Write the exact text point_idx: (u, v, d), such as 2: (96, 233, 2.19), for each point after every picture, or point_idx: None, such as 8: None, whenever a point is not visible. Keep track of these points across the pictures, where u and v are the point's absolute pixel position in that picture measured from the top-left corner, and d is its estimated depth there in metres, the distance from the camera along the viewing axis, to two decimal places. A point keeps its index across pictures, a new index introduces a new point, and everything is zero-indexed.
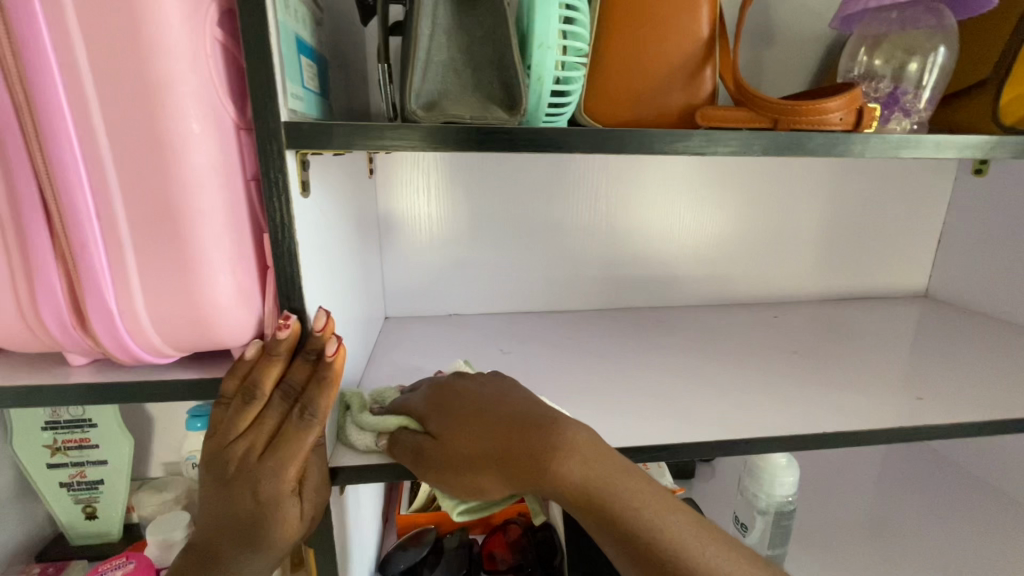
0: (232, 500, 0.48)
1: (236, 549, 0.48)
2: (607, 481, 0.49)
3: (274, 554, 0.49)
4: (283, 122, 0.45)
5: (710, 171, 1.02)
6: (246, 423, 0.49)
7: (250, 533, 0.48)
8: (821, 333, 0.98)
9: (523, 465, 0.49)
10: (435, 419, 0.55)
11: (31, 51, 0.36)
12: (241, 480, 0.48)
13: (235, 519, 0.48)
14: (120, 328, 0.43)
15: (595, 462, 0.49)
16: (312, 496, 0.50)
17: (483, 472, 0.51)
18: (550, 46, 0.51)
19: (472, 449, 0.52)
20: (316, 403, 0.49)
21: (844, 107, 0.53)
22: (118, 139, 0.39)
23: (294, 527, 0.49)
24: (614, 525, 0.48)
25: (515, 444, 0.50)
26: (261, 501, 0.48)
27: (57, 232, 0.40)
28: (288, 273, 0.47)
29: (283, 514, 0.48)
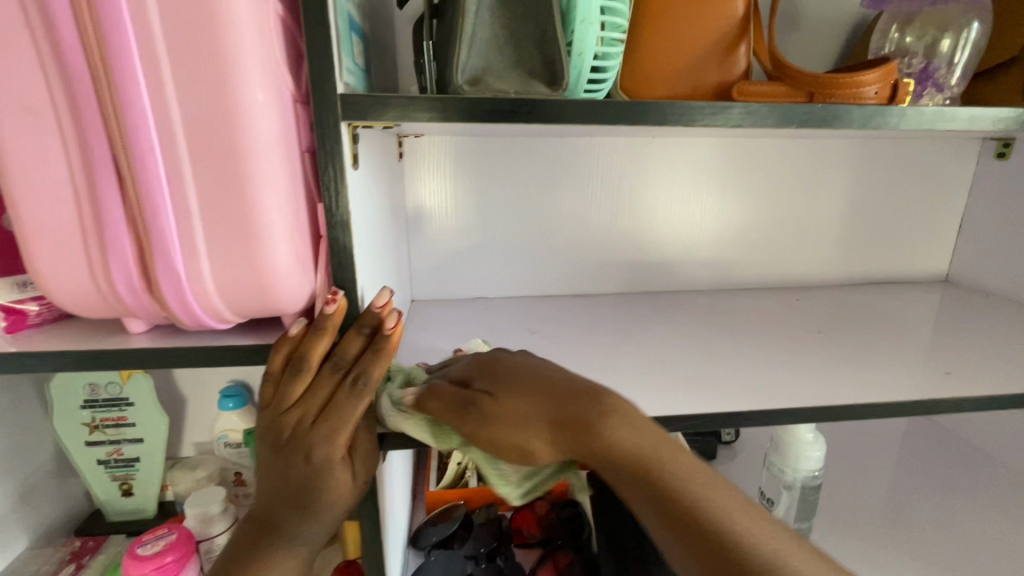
0: (287, 466, 0.50)
1: (293, 512, 0.50)
2: (657, 451, 0.49)
3: (329, 516, 0.51)
4: (338, 94, 0.46)
5: (732, 155, 1.03)
6: (298, 394, 0.50)
7: (304, 497, 0.50)
8: (844, 315, 0.99)
9: (579, 425, 0.49)
10: (484, 379, 0.55)
11: (110, 22, 0.38)
12: (295, 447, 0.50)
13: (291, 485, 0.50)
14: (186, 292, 0.45)
15: (648, 430, 0.50)
16: (361, 461, 0.52)
17: (535, 430, 0.50)
18: (591, 22, 0.53)
19: (527, 407, 0.51)
20: (367, 373, 0.50)
21: (881, 80, 0.54)
22: (189, 108, 0.40)
23: (348, 490, 0.51)
24: (666, 495, 0.47)
25: (569, 407, 0.50)
26: (315, 466, 0.49)
27: (130, 198, 0.42)
28: (341, 240, 0.49)
29: (336, 478, 0.50)
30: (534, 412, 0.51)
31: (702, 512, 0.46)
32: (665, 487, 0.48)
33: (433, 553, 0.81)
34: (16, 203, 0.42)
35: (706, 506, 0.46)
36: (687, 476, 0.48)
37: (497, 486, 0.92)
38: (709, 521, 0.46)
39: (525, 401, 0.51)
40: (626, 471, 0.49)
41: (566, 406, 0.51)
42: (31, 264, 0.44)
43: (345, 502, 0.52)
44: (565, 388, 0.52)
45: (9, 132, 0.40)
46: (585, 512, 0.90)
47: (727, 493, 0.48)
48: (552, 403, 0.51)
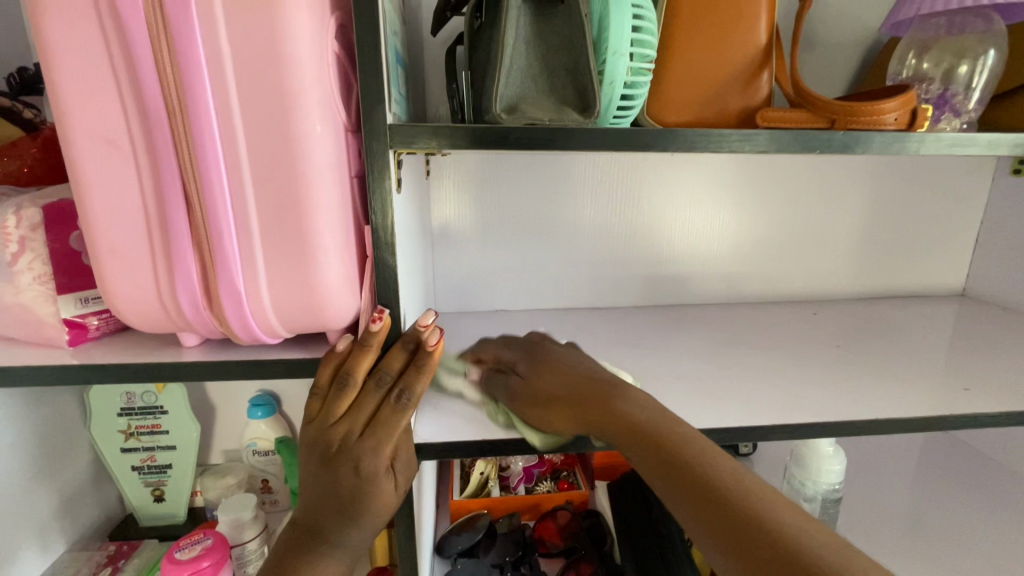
0: (335, 476, 0.52)
1: (340, 520, 0.53)
2: (660, 425, 0.55)
3: (374, 523, 0.54)
4: (388, 125, 0.50)
5: (749, 172, 1.05)
6: (345, 407, 0.53)
7: (350, 506, 0.52)
8: (861, 329, 1.00)
9: (597, 401, 0.58)
10: (525, 363, 0.67)
11: (188, 62, 0.41)
12: (343, 458, 0.52)
13: (338, 494, 0.52)
14: (245, 309, 0.48)
15: (652, 408, 0.57)
16: (403, 471, 0.55)
17: (560, 407, 0.59)
18: (621, 53, 0.56)
19: (555, 382, 0.62)
20: (412, 388, 0.53)
21: (900, 108, 0.56)
22: (253, 140, 0.44)
23: (391, 499, 0.54)
24: (674, 464, 0.51)
25: (584, 389, 0.60)
26: (363, 476, 0.52)
27: (197, 222, 0.45)
28: (385, 261, 0.52)
29: (381, 488, 0.53)
30: (558, 390, 0.61)
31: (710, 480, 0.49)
32: (672, 456, 0.52)
33: (459, 561, 0.84)
34: (92, 225, 0.45)
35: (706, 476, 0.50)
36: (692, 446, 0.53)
37: (519, 495, 0.94)
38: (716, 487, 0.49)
39: (553, 378, 0.62)
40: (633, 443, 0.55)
41: (584, 385, 0.61)
42: (101, 282, 0.47)
43: (388, 510, 0.54)
44: (583, 376, 0.62)
45: (89, 159, 0.44)
46: (607, 523, 0.91)
47: (743, 474, 0.50)
48: (576, 383, 0.61)
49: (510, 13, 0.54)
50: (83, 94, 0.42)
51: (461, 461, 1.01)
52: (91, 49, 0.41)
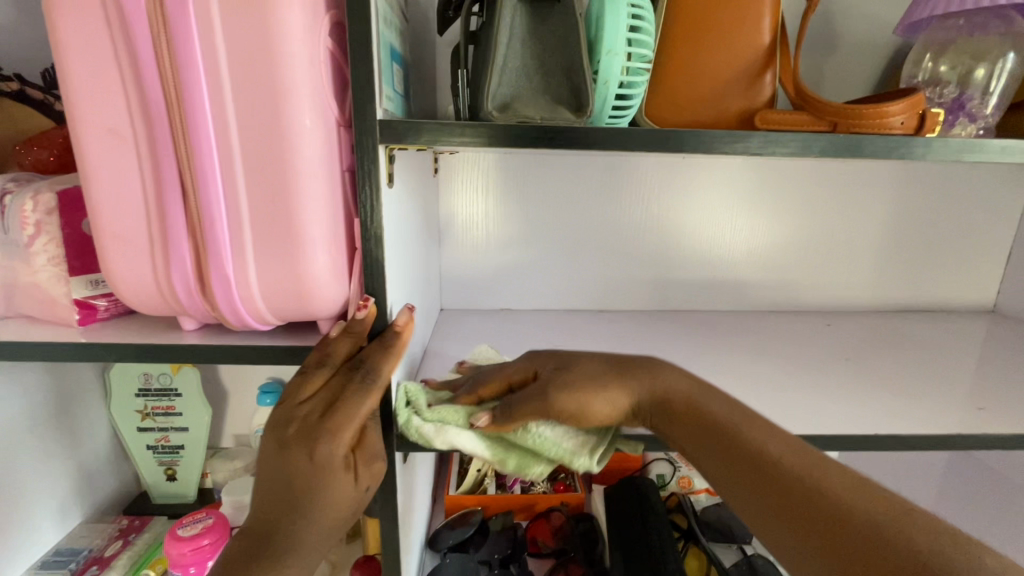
0: (288, 463, 0.51)
1: (291, 512, 0.51)
2: (700, 399, 0.56)
3: (328, 522, 0.52)
4: (378, 120, 0.50)
5: (765, 177, 1.03)
6: (311, 390, 0.53)
7: (299, 498, 0.50)
8: (876, 342, 0.96)
9: (647, 374, 0.59)
10: (547, 364, 0.62)
11: (184, 57, 0.43)
12: (300, 442, 0.51)
13: (289, 483, 0.50)
14: (235, 296, 0.50)
15: (692, 383, 0.58)
16: (365, 467, 0.53)
17: (618, 384, 0.58)
18: (616, 53, 0.56)
19: (598, 368, 0.60)
20: (379, 368, 0.54)
21: (906, 111, 0.54)
22: (246, 132, 0.45)
23: (349, 495, 0.52)
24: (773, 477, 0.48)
25: (632, 366, 0.60)
26: (319, 464, 0.50)
27: (192, 211, 0.47)
28: (374, 254, 0.53)
29: (336, 480, 0.51)
30: (610, 369, 0.59)
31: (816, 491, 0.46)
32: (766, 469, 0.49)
33: (449, 555, 0.83)
34: (96, 210, 0.48)
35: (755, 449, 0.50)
36: (784, 455, 0.49)
37: (514, 494, 0.95)
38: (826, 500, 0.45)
39: (588, 370, 0.59)
40: (733, 466, 0.51)
41: (633, 379, 0.58)
42: (103, 264, 0.50)
43: (344, 508, 0.53)
44: (624, 356, 0.62)
45: (94, 149, 0.46)
46: (601, 528, 0.90)
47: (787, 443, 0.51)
48: (620, 377, 0.59)
49: (504, 13, 0.55)
50: (90, 88, 0.45)
51: (460, 458, 1.03)
52: (98, 44, 0.44)
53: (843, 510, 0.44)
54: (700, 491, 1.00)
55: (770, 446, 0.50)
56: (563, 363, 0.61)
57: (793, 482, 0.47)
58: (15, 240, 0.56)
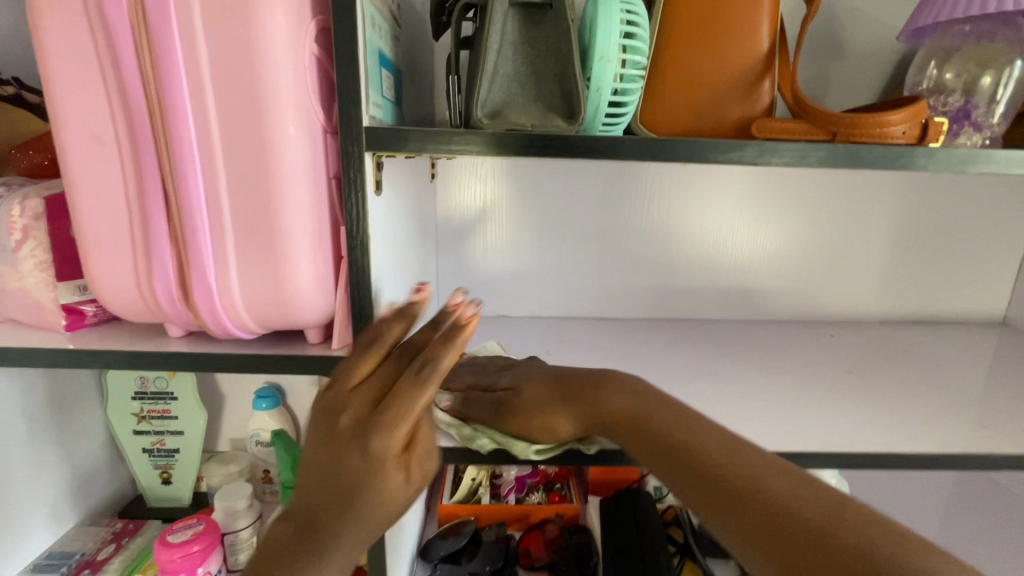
0: (337, 458, 0.46)
1: (339, 511, 0.46)
2: (645, 414, 0.53)
3: (374, 529, 0.48)
4: (364, 127, 0.50)
5: (767, 185, 1.01)
6: (362, 377, 0.49)
7: (347, 496, 0.46)
8: (880, 355, 0.94)
9: (590, 394, 0.56)
10: (510, 375, 0.63)
11: (166, 63, 0.43)
12: (351, 436, 0.47)
13: (338, 479, 0.46)
14: (217, 304, 0.49)
15: (637, 399, 0.55)
16: (418, 471, 0.49)
17: (557, 412, 0.56)
18: (609, 60, 0.54)
19: (546, 390, 0.58)
20: (435, 362, 0.48)
21: (907, 120, 0.53)
22: (229, 139, 0.45)
23: (398, 501, 0.48)
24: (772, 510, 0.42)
25: (575, 385, 0.58)
26: (371, 468, 0.46)
27: (174, 219, 0.47)
28: (359, 263, 0.52)
29: (389, 480, 0.47)
30: (553, 390, 0.58)
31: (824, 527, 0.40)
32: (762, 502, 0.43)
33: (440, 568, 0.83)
34: (79, 216, 0.47)
35: (702, 458, 0.48)
36: (781, 486, 0.44)
37: (508, 504, 0.93)
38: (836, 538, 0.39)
39: (536, 394, 0.58)
40: (683, 480, 0.48)
41: (570, 398, 0.57)
42: (87, 271, 0.49)
43: (391, 514, 0.49)
44: (577, 372, 0.60)
45: (77, 155, 0.46)
46: (595, 543, 0.89)
47: (736, 448, 0.48)
48: (561, 393, 0.57)
49: (495, 19, 0.54)
50: (73, 92, 0.44)
51: (455, 466, 1.02)
52: (81, 49, 0.44)
53: (802, 523, 0.40)
54: None
55: (762, 476, 0.45)
56: (518, 383, 0.61)
57: (757, 500, 0.43)
58: (3, 245, 0.56)
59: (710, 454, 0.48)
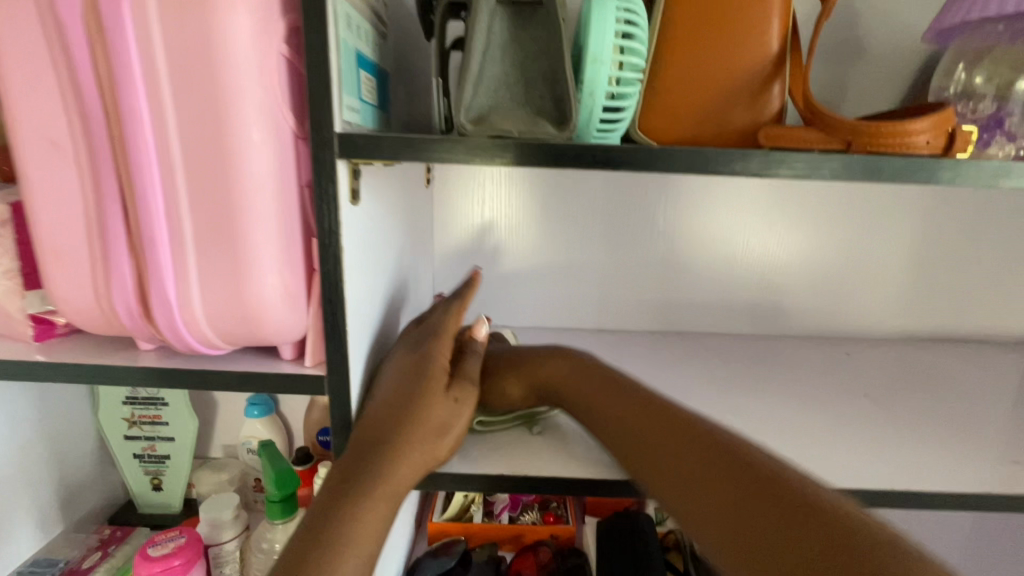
0: (398, 378, 0.56)
1: (399, 420, 0.52)
2: (580, 379, 0.63)
3: (421, 437, 0.52)
4: (337, 133, 0.46)
5: (780, 193, 0.95)
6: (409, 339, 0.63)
7: (408, 404, 0.53)
8: (899, 376, 0.88)
9: (535, 362, 0.66)
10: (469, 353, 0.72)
11: (121, 63, 0.40)
12: (408, 363, 0.57)
13: (398, 393, 0.54)
14: (177, 319, 0.46)
15: (575, 368, 0.64)
16: (458, 387, 0.56)
17: (511, 377, 0.65)
18: (603, 62, 0.51)
19: (500, 360, 0.68)
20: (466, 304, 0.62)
21: (931, 130, 0.48)
22: (188, 144, 0.42)
23: (441, 410, 0.54)
24: (691, 472, 0.48)
25: (523, 355, 0.67)
26: (418, 369, 0.56)
27: (132, 228, 0.44)
28: (332, 277, 0.49)
29: (439, 393, 0.55)
30: (505, 361, 0.67)
31: (733, 474, 0.46)
32: (678, 465, 0.49)
33: None
34: (35, 224, 0.45)
35: (681, 459, 0.49)
36: (760, 485, 0.45)
37: (501, 524, 0.90)
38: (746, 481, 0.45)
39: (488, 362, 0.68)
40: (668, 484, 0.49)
41: (519, 367, 0.66)
42: (45, 282, 0.47)
43: (436, 426, 0.53)
44: (526, 348, 0.70)
45: (32, 160, 0.43)
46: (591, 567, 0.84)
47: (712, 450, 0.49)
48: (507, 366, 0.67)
49: (481, 18, 0.50)
50: (27, 96, 0.42)
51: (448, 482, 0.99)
52: (34, 48, 0.41)
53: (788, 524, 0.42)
54: None
55: (742, 479, 0.45)
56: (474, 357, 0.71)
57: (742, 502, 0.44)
58: None
59: (690, 458, 0.49)
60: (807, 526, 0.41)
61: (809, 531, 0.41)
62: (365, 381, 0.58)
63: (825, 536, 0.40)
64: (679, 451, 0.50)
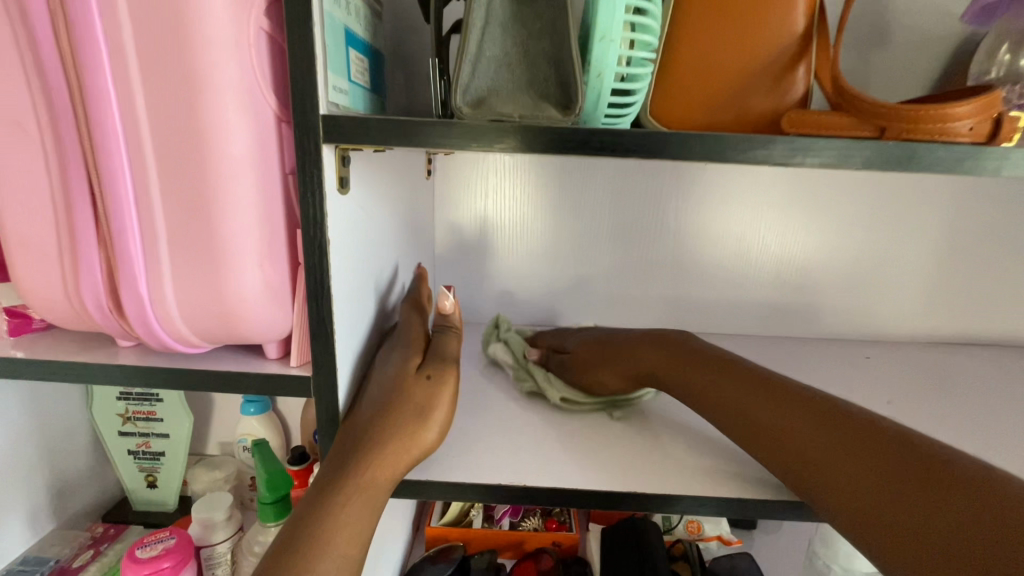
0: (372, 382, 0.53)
1: (373, 415, 0.49)
2: (676, 368, 0.61)
3: (399, 416, 0.50)
4: (322, 115, 0.43)
5: (799, 187, 0.90)
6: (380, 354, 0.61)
7: (383, 401, 0.50)
8: (924, 381, 0.83)
9: (637, 354, 0.65)
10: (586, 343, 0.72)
11: (83, 36, 0.37)
12: (380, 368, 0.55)
13: (372, 394, 0.52)
14: (150, 315, 0.43)
15: (669, 357, 0.62)
16: (433, 366, 0.55)
17: (613, 368, 0.65)
18: (613, 39, 0.46)
19: (603, 351, 0.68)
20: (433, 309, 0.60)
21: (976, 115, 0.43)
22: (158, 126, 0.39)
23: (418, 389, 0.52)
24: (808, 443, 0.46)
25: (642, 346, 0.66)
26: (394, 357, 0.56)
27: (100, 217, 0.41)
28: (318, 271, 0.46)
29: (414, 386, 0.52)
30: (610, 353, 0.67)
31: (855, 441, 0.44)
32: (790, 438, 0.48)
33: None
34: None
35: (777, 424, 0.49)
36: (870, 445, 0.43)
37: (502, 530, 0.87)
38: (871, 445, 0.43)
39: (597, 352, 0.69)
40: (769, 451, 0.49)
41: (619, 357, 0.66)
42: (13, 274, 0.44)
43: (415, 405, 0.51)
44: (635, 336, 0.69)
45: None
46: None
47: (809, 414, 0.48)
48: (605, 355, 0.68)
49: None
50: None
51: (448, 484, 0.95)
52: None
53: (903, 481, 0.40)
54: (710, 537, 0.90)
55: (851, 440, 0.44)
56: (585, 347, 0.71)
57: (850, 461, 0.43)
58: None
59: (788, 423, 0.48)
60: (958, 490, 0.37)
61: (957, 491, 0.37)
62: (353, 382, 0.55)
63: (959, 490, 0.37)
64: (795, 427, 0.48)
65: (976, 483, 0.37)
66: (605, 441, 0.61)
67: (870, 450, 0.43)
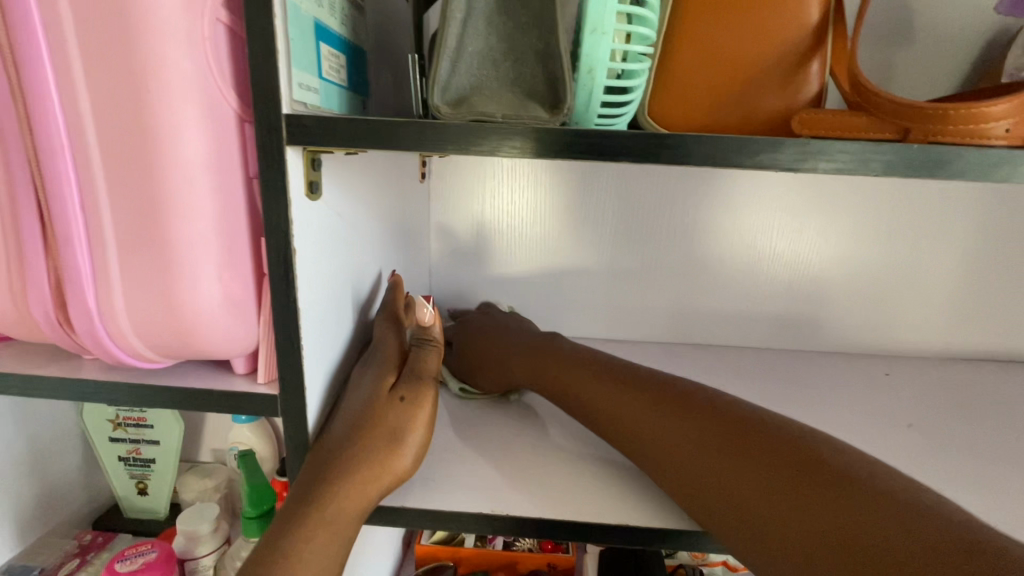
0: (345, 405, 0.50)
1: (342, 443, 0.47)
2: (583, 386, 0.59)
3: (370, 444, 0.47)
4: (285, 115, 0.39)
5: (815, 192, 0.85)
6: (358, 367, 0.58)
7: (352, 427, 0.47)
8: (949, 401, 0.77)
9: (537, 362, 0.64)
10: (474, 342, 0.72)
11: (23, 30, 0.34)
12: (354, 388, 0.52)
13: (343, 418, 0.49)
14: (100, 328, 0.41)
15: (574, 367, 0.61)
16: (408, 386, 0.51)
17: (513, 366, 0.66)
18: (605, 32, 0.42)
19: (502, 352, 0.68)
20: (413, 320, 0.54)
21: (1014, 113, 0.39)
22: (105, 128, 0.36)
23: (390, 412, 0.49)
24: (725, 489, 0.44)
25: (535, 354, 0.65)
26: (368, 375, 0.53)
27: (47, 223, 0.38)
28: (282, 282, 0.42)
29: (386, 410, 0.49)
30: (512, 358, 0.67)
31: (764, 466, 0.43)
32: (705, 467, 0.46)
33: None
34: None
35: (691, 457, 0.47)
36: (779, 476, 0.42)
37: (494, 550, 0.83)
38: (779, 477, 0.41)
39: (496, 351, 0.68)
40: (684, 482, 0.47)
41: (520, 359, 0.66)
42: None
43: (386, 431, 0.48)
44: (527, 338, 0.69)
45: None
46: None
47: (720, 443, 0.46)
48: (503, 358, 0.67)
49: None
50: None
51: None
52: None
53: (811, 514, 0.38)
54: (715, 562, 0.85)
55: (761, 470, 0.43)
56: (478, 346, 0.71)
57: (761, 494, 0.42)
58: None
59: (701, 454, 0.47)
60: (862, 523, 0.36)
61: (859, 505, 0.37)
62: (326, 401, 0.52)
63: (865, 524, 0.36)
64: (709, 457, 0.46)
65: (877, 505, 0.37)
66: (595, 467, 0.56)
67: (779, 475, 0.42)
